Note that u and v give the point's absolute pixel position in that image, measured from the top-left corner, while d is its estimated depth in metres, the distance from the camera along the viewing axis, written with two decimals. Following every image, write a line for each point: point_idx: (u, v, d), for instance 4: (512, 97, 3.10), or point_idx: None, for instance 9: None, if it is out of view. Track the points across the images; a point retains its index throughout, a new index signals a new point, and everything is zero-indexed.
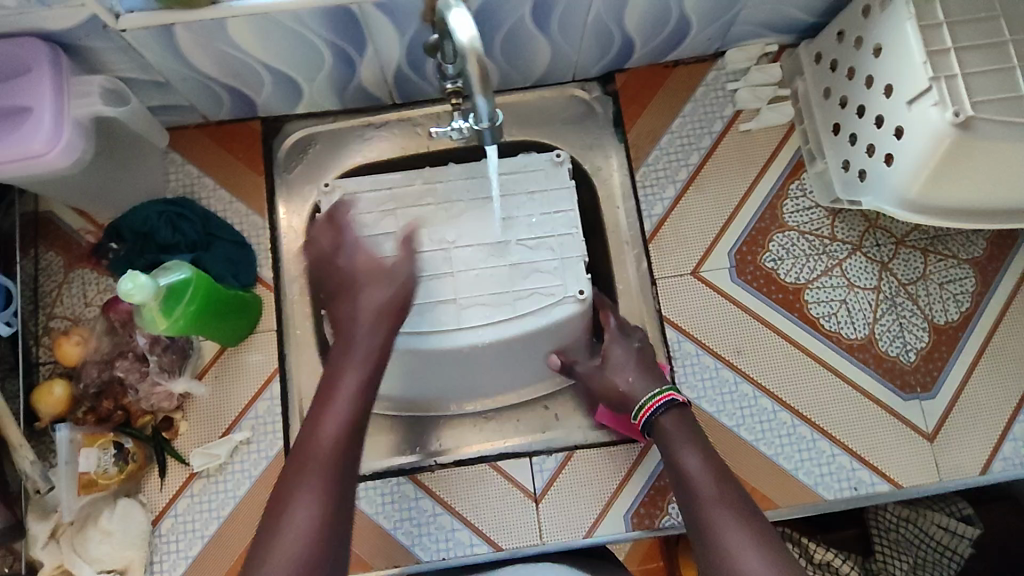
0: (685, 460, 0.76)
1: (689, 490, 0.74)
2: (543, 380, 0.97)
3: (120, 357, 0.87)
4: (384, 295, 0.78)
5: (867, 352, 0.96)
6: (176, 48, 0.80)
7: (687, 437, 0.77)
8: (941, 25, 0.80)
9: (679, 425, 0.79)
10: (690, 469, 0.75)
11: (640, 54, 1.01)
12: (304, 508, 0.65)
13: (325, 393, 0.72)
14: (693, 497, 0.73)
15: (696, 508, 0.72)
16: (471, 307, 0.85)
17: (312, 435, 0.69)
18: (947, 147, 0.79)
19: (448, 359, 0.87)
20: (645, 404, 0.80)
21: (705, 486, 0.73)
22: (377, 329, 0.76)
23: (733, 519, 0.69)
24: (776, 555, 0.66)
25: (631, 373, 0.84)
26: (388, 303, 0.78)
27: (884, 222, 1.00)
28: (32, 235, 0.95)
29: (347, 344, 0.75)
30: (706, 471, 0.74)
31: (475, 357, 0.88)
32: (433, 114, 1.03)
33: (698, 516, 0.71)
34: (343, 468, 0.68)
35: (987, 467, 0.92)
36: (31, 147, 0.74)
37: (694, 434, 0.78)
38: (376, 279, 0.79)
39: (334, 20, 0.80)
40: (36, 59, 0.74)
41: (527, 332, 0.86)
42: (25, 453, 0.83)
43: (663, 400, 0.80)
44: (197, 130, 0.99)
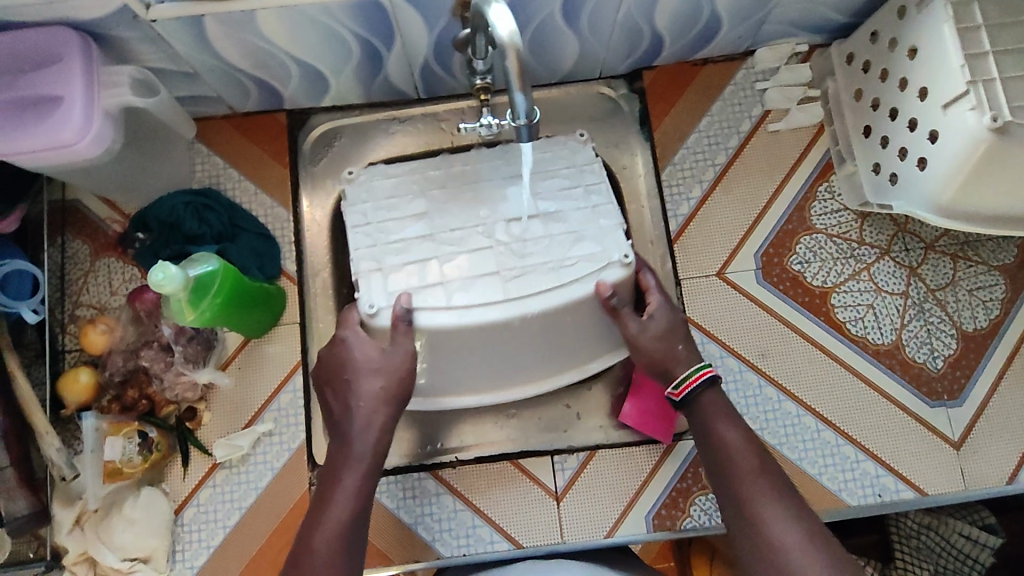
0: (726, 440, 0.72)
1: (728, 464, 0.71)
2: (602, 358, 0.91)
3: (145, 347, 0.88)
4: (381, 385, 0.75)
5: (894, 357, 0.95)
6: (206, 40, 0.80)
7: (726, 411, 0.74)
8: (980, 28, 0.79)
9: (716, 397, 0.75)
10: (732, 450, 0.71)
11: (668, 52, 1.00)
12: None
13: (324, 491, 0.71)
14: (731, 471, 0.70)
15: (736, 482, 0.69)
16: (518, 277, 0.81)
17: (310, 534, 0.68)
18: (983, 152, 0.78)
19: (499, 336, 0.82)
20: (689, 376, 0.76)
21: (746, 461, 0.70)
22: (378, 419, 0.75)
23: (775, 498, 0.67)
24: (821, 541, 0.64)
25: (681, 341, 0.79)
26: (386, 391, 0.75)
27: (913, 226, 0.99)
28: (59, 223, 0.96)
29: (344, 441, 0.73)
30: (746, 446, 0.71)
31: (527, 333, 0.83)
32: (458, 109, 1.02)
33: (737, 493, 0.69)
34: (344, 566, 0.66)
35: (1012, 477, 0.92)
36: (61, 137, 0.75)
37: (732, 408, 0.75)
38: (376, 370, 0.76)
39: (365, 14, 0.80)
40: (68, 48, 0.74)
41: (578, 301, 0.81)
42: (49, 440, 0.85)
43: (708, 373, 0.76)
44: (223, 121, 0.99)
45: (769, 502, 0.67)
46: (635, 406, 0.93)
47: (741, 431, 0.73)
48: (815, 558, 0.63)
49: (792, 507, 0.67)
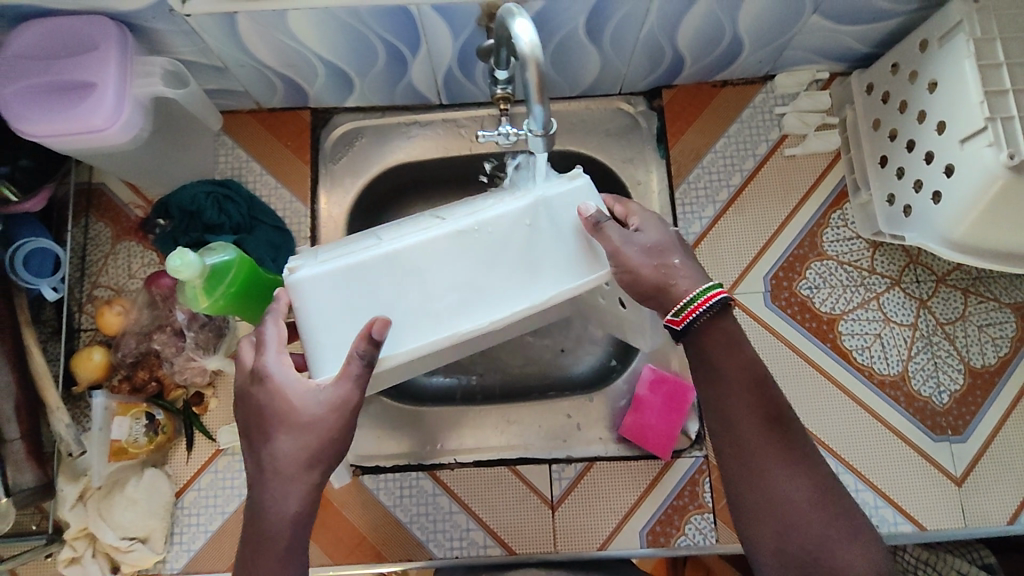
0: (725, 383, 0.64)
1: (734, 403, 0.63)
2: (580, 283, 0.70)
3: (158, 330, 0.90)
4: (299, 444, 0.61)
5: (898, 389, 0.95)
6: (238, 35, 0.82)
7: (738, 343, 0.65)
8: (1001, 66, 0.79)
9: (727, 330, 0.65)
10: (732, 395, 0.63)
11: (689, 71, 1.01)
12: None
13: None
14: (738, 411, 0.62)
15: (742, 423, 0.62)
16: (453, 211, 0.73)
17: None
18: (999, 189, 0.78)
19: (446, 257, 0.69)
20: (694, 301, 0.64)
21: (750, 405, 0.62)
22: (297, 487, 0.61)
23: (781, 448, 0.61)
24: (828, 494, 0.60)
25: (678, 255, 0.68)
26: (306, 454, 0.61)
27: (926, 258, 0.99)
28: (84, 204, 0.98)
29: (259, 517, 0.61)
30: (756, 385, 0.63)
31: (502, 246, 0.69)
32: (478, 117, 1.04)
33: (743, 436, 0.62)
34: None
35: (1014, 518, 0.91)
36: (93, 122, 0.77)
37: (739, 338, 0.65)
38: (291, 424, 0.62)
39: (392, 19, 0.82)
40: (105, 36, 0.77)
41: (534, 202, 0.70)
42: (60, 416, 0.85)
43: (717, 296, 0.65)
44: (248, 116, 1.02)
45: (779, 449, 0.61)
46: (636, 420, 0.92)
47: (751, 366, 0.64)
48: (823, 514, 0.59)
49: (803, 455, 0.61)
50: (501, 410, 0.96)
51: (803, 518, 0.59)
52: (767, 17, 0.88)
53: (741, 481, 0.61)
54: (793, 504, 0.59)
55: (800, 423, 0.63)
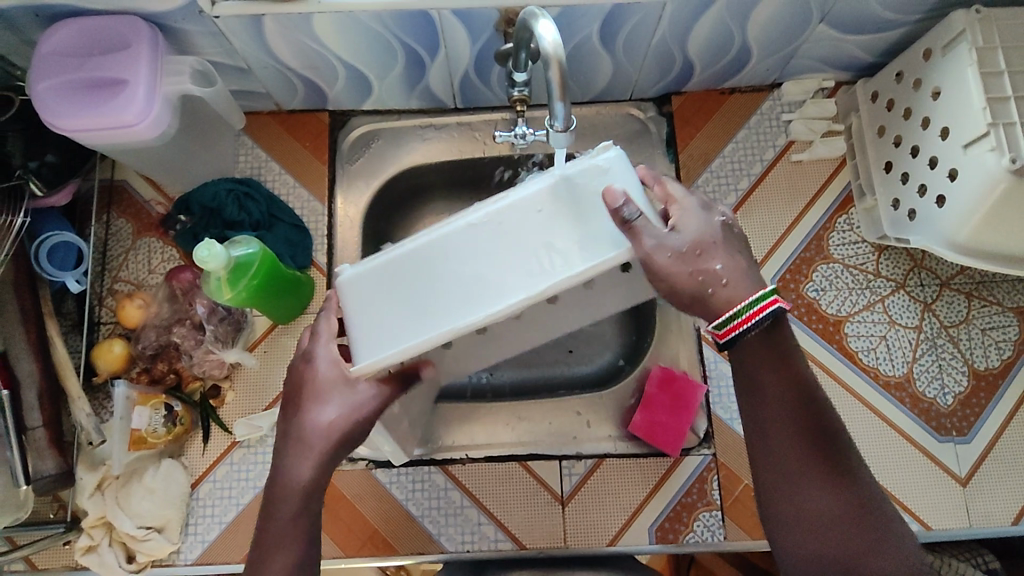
0: (768, 393, 0.65)
1: (778, 419, 0.64)
2: (581, 271, 0.65)
3: (178, 324, 0.92)
4: (329, 418, 0.68)
5: (904, 390, 0.97)
6: (264, 37, 0.85)
7: (783, 356, 0.66)
8: (1002, 74, 0.81)
9: (772, 342, 0.66)
10: (773, 405, 0.65)
11: (698, 78, 1.03)
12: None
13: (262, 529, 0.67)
14: (780, 426, 0.64)
15: (784, 438, 0.64)
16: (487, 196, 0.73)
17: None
18: (1001, 192, 0.80)
19: (461, 247, 0.68)
20: (742, 315, 0.64)
21: (790, 416, 0.64)
22: (315, 455, 0.68)
23: (816, 460, 0.62)
24: (860, 507, 0.61)
25: (717, 260, 0.67)
26: (332, 427, 0.68)
27: (930, 262, 1.01)
28: (106, 201, 1.00)
29: (284, 476, 0.68)
30: (800, 400, 0.64)
31: (510, 233, 0.67)
32: (492, 121, 1.07)
33: (786, 451, 0.63)
34: None
35: (1018, 518, 0.92)
36: (124, 118, 0.79)
37: (786, 351, 0.66)
38: (326, 398, 0.69)
39: (413, 23, 0.85)
40: (138, 36, 0.80)
41: (545, 187, 0.67)
42: (81, 405, 0.88)
43: (768, 307, 0.65)
44: (268, 117, 1.04)
45: (822, 461, 0.62)
46: (646, 417, 0.94)
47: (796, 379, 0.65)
48: (852, 527, 0.60)
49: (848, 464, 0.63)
50: (513, 407, 0.96)
51: (831, 529, 0.61)
52: (775, 26, 0.91)
53: (782, 494, 0.63)
54: (831, 513, 0.61)
55: (844, 436, 0.64)
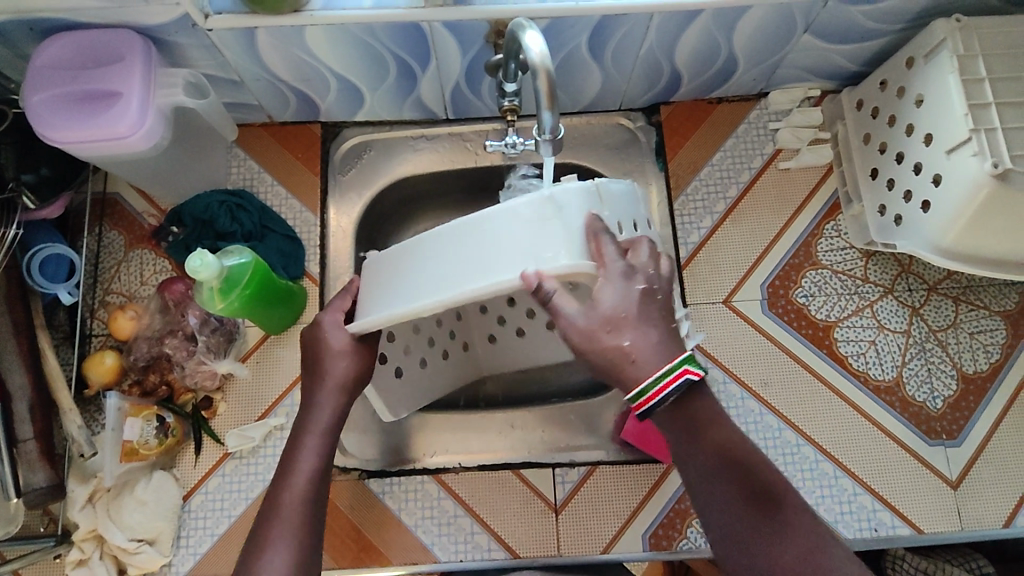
0: (692, 459, 0.64)
1: (712, 485, 0.63)
2: (495, 284, 0.68)
3: (170, 335, 0.92)
4: (345, 365, 0.76)
5: (894, 394, 0.97)
6: (256, 50, 0.86)
7: (714, 417, 0.65)
8: (983, 81, 0.83)
9: (697, 404, 0.65)
10: (701, 471, 0.64)
11: (686, 89, 1.05)
12: (278, 553, 0.65)
13: (286, 463, 0.73)
14: (716, 491, 0.62)
15: (720, 503, 0.62)
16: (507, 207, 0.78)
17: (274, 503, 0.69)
18: (985, 197, 0.81)
19: (439, 250, 0.73)
20: (649, 391, 0.62)
21: (722, 478, 0.62)
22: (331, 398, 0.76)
23: (755, 519, 0.60)
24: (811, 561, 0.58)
25: (629, 333, 0.64)
26: (348, 373, 0.76)
27: (917, 267, 1.02)
28: (98, 213, 1.00)
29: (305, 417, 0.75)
30: (730, 459, 0.63)
31: (474, 240, 0.71)
32: (483, 131, 1.08)
33: (722, 511, 0.62)
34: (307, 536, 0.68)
35: (1009, 521, 0.93)
36: (118, 129, 0.80)
37: (706, 412, 0.65)
38: (342, 349, 0.77)
39: (404, 35, 0.86)
40: (131, 49, 0.80)
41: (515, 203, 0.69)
42: (73, 417, 0.87)
43: (677, 377, 0.63)
44: (261, 129, 1.05)
45: (761, 523, 0.60)
46: (636, 424, 0.92)
47: (727, 440, 0.64)
48: None
49: (790, 521, 0.60)
50: (507, 416, 0.97)
51: None
52: (761, 36, 0.92)
53: (730, 556, 0.61)
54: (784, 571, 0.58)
55: (783, 489, 0.62)
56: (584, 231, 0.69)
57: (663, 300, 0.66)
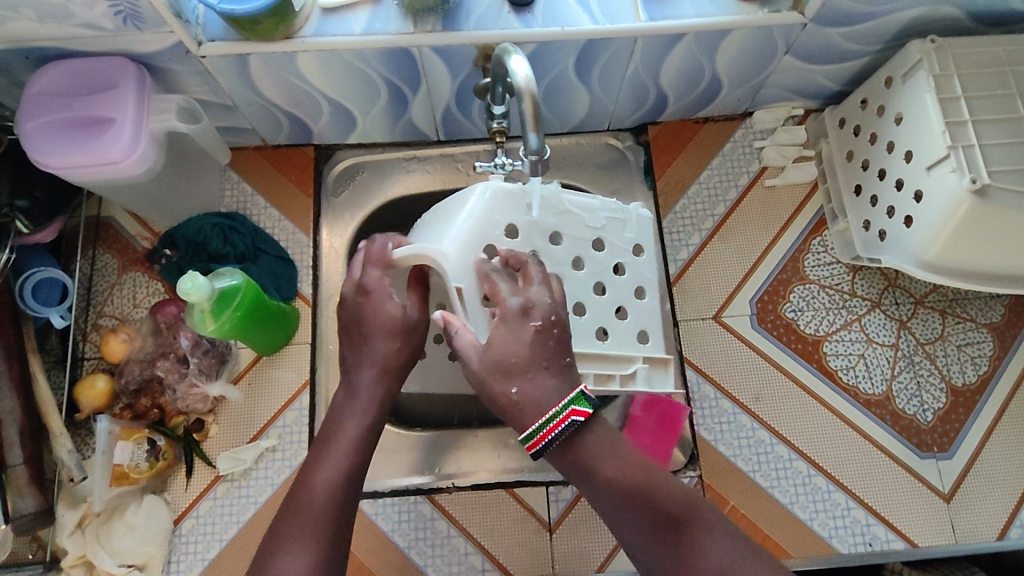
0: (598, 501, 0.65)
1: (619, 522, 0.63)
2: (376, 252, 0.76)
3: (162, 357, 0.92)
4: (394, 349, 0.73)
5: (884, 408, 0.98)
6: (249, 75, 0.87)
7: (604, 454, 0.65)
8: (959, 99, 0.85)
9: (591, 441, 0.65)
10: (609, 511, 0.64)
11: (672, 109, 1.07)
12: (294, 559, 0.61)
13: (319, 458, 0.68)
14: (625, 528, 0.63)
15: (633, 540, 0.62)
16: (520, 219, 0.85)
17: (302, 501, 0.65)
18: (965, 212, 0.83)
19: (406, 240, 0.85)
20: (535, 435, 0.63)
21: (627, 515, 0.63)
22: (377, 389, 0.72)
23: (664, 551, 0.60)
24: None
25: (516, 382, 0.65)
26: (395, 358, 0.73)
27: (904, 281, 1.03)
28: (92, 237, 1.01)
29: (347, 404, 0.72)
30: (630, 495, 0.63)
31: (424, 226, 0.82)
32: (473, 152, 1.09)
33: (637, 547, 0.62)
34: (332, 546, 0.63)
35: (1002, 534, 0.93)
36: (110, 155, 0.81)
37: (597, 451, 0.65)
38: (393, 331, 0.73)
39: (394, 60, 0.88)
40: (125, 75, 0.82)
41: (448, 202, 0.79)
42: (64, 442, 0.87)
43: (567, 419, 0.63)
44: (254, 152, 1.06)
45: (670, 551, 0.60)
46: None
47: (622, 474, 0.64)
48: None
49: (697, 541, 0.60)
50: (501, 433, 0.96)
51: None
52: (743, 58, 0.95)
53: None
54: None
55: (687, 513, 0.62)
56: (467, 268, 0.71)
57: (560, 336, 0.67)
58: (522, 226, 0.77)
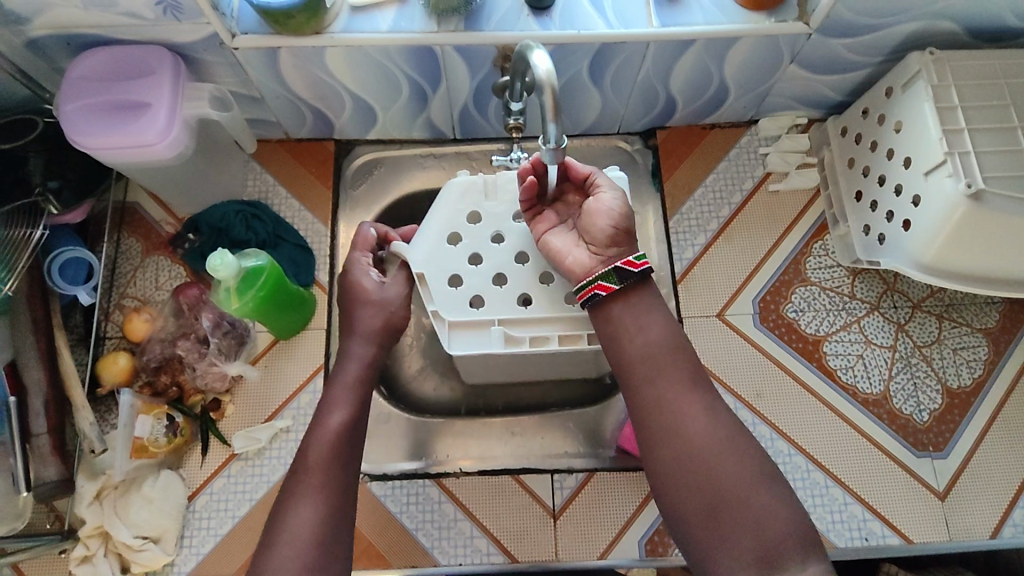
0: (643, 344, 0.79)
1: (653, 368, 0.78)
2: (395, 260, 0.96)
3: (182, 337, 0.95)
4: (374, 314, 0.89)
5: (882, 407, 1.01)
6: (278, 68, 0.91)
7: (653, 316, 0.80)
8: (956, 108, 0.89)
9: (649, 293, 0.81)
10: (648, 352, 0.79)
11: (681, 114, 1.11)
12: (309, 494, 0.73)
13: (326, 406, 0.81)
14: (654, 375, 0.78)
15: (662, 384, 0.77)
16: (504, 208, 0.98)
17: (315, 438, 0.78)
18: (961, 216, 0.86)
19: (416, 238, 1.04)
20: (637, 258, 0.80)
21: (666, 367, 0.78)
22: (362, 352, 0.87)
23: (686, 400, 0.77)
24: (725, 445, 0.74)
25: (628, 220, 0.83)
26: (376, 321, 0.89)
27: (902, 285, 1.06)
28: (118, 221, 1.05)
29: (342, 363, 0.86)
30: (671, 351, 0.79)
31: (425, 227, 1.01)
32: (488, 151, 1.13)
33: (668, 390, 0.77)
34: (339, 481, 0.75)
35: (995, 533, 0.95)
36: (146, 138, 0.85)
37: (650, 310, 0.81)
38: (372, 300, 0.90)
39: (417, 58, 0.92)
40: (162, 63, 0.86)
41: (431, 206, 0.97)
42: (85, 415, 0.89)
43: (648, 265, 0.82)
44: (277, 144, 1.10)
45: (688, 404, 0.76)
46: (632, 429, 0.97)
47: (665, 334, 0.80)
48: (721, 457, 0.73)
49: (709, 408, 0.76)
50: (506, 423, 1.01)
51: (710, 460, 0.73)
52: (749, 67, 0.99)
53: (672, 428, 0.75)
54: (707, 449, 0.73)
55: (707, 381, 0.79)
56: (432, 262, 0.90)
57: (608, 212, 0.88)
58: (484, 211, 0.92)
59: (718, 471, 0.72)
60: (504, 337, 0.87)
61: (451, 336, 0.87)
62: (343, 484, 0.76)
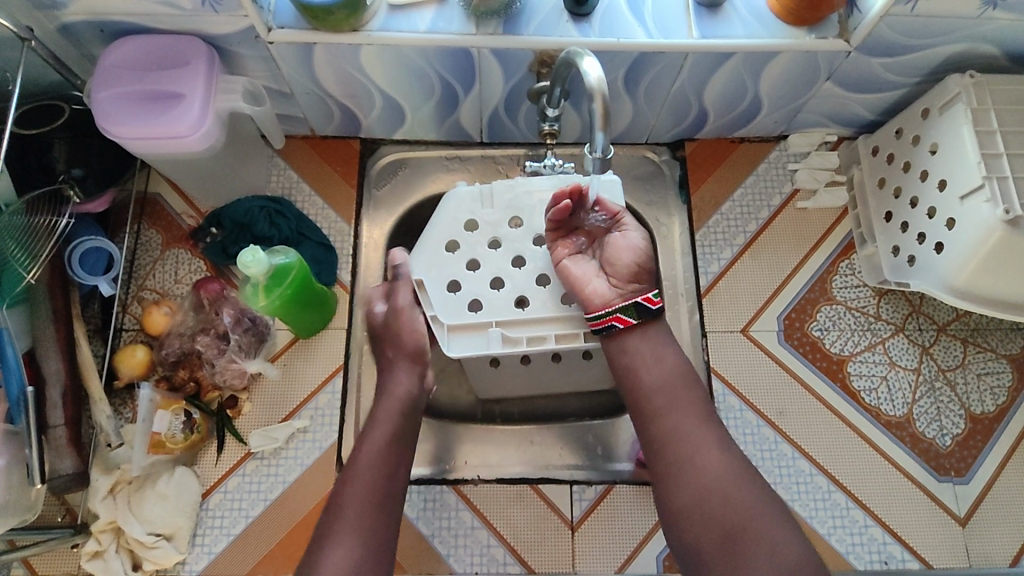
0: (652, 373, 0.80)
1: (664, 397, 0.79)
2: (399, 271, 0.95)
3: (202, 333, 0.94)
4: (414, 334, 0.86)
5: (904, 430, 1.00)
6: (312, 64, 0.90)
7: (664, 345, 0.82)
8: (995, 132, 0.89)
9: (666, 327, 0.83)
10: (658, 380, 0.80)
11: (710, 126, 1.10)
12: (345, 527, 0.74)
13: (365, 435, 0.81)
14: (665, 406, 0.79)
15: (672, 413, 0.79)
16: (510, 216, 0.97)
17: (351, 468, 0.78)
18: (997, 241, 0.86)
19: None
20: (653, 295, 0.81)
21: (677, 396, 0.79)
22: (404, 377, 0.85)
23: (696, 429, 0.78)
24: (732, 474, 0.74)
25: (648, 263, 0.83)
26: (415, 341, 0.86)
27: (927, 308, 1.05)
28: (138, 212, 1.03)
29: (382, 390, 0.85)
30: (682, 381, 0.80)
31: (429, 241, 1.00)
32: (515, 156, 1.12)
33: (678, 420, 0.78)
34: (373, 512, 0.75)
35: (1016, 561, 0.94)
36: (178, 129, 0.84)
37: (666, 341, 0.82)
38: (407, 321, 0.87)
39: (453, 59, 0.91)
40: (197, 55, 0.85)
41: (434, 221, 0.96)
42: (103, 407, 0.89)
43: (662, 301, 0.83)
44: (302, 141, 1.09)
45: (697, 432, 0.77)
46: None
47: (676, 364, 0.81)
48: (728, 486, 0.74)
49: (716, 437, 0.77)
50: (525, 432, 0.99)
51: (716, 490, 0.74)
52: (785, 82, 0.98)
53: (681, 458, 0.76)
54: (714, 478, 0.74)
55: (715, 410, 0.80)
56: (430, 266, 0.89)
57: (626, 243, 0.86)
58: (481, 219, 0.91)
59: (725, 500, 0.73)
60: (502, 337, 0.85)
61: (449, 338, 0.86)
62: (378, 515, 0.75)
